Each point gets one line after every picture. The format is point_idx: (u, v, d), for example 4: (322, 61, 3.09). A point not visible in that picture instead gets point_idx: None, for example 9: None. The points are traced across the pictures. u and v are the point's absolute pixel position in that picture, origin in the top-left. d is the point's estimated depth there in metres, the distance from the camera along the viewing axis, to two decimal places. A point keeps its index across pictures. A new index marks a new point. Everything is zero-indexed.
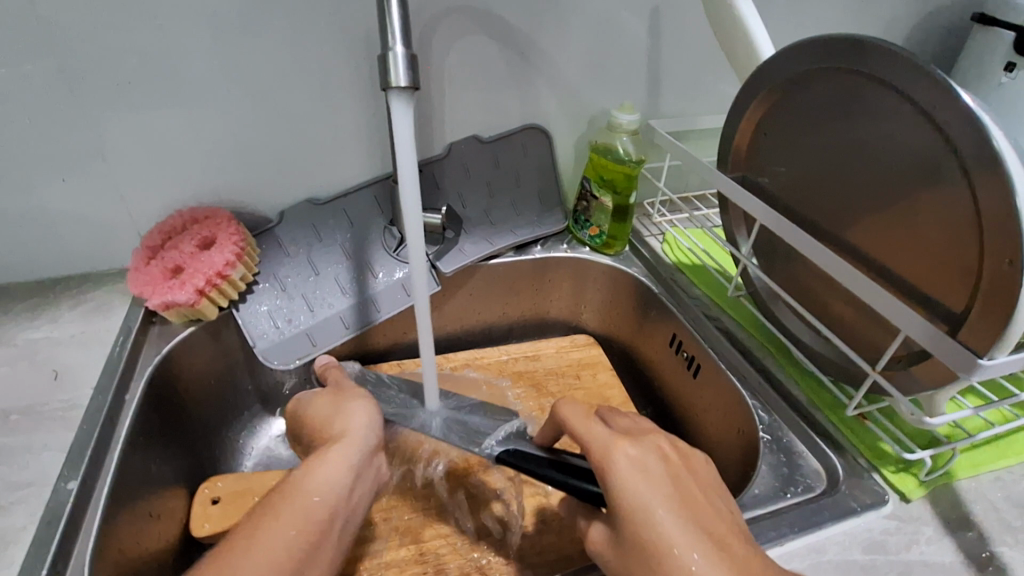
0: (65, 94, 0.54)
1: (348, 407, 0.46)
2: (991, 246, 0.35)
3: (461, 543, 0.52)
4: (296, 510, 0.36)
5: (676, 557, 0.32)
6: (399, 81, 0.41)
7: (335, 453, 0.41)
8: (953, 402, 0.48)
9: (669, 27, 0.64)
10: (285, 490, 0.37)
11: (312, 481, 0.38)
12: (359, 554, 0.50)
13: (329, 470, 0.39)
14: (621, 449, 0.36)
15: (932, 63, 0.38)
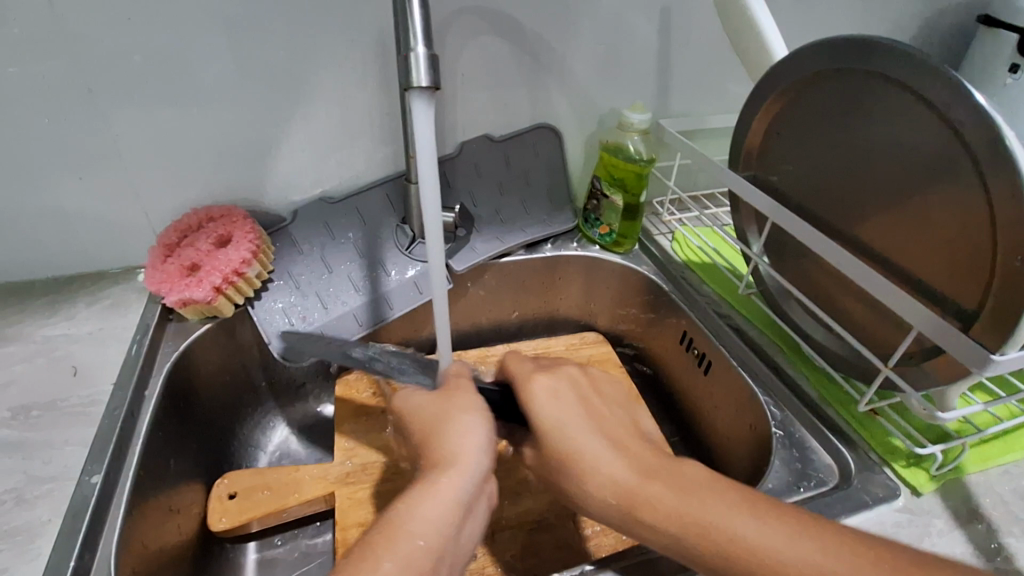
0: (82, 93, 0.54)
1: (454, 422, 0.42)
2: (1004, 244, 0.36)
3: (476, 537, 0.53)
4: (405, 561, 0.33)
5: (582, 458, 0.38)
6: (420, 81, 0.42)
7: (444, 484, 0.38)
8: (962, 397, 0.49)
9: (679, 27, 0.65)
10: (391, 524, 0.35)
11: (420, 518, 0.35)
12: None
13: (439, 506, 0.36)
14: (539, 380, 0.43)
15: (946, 64, 0.38)
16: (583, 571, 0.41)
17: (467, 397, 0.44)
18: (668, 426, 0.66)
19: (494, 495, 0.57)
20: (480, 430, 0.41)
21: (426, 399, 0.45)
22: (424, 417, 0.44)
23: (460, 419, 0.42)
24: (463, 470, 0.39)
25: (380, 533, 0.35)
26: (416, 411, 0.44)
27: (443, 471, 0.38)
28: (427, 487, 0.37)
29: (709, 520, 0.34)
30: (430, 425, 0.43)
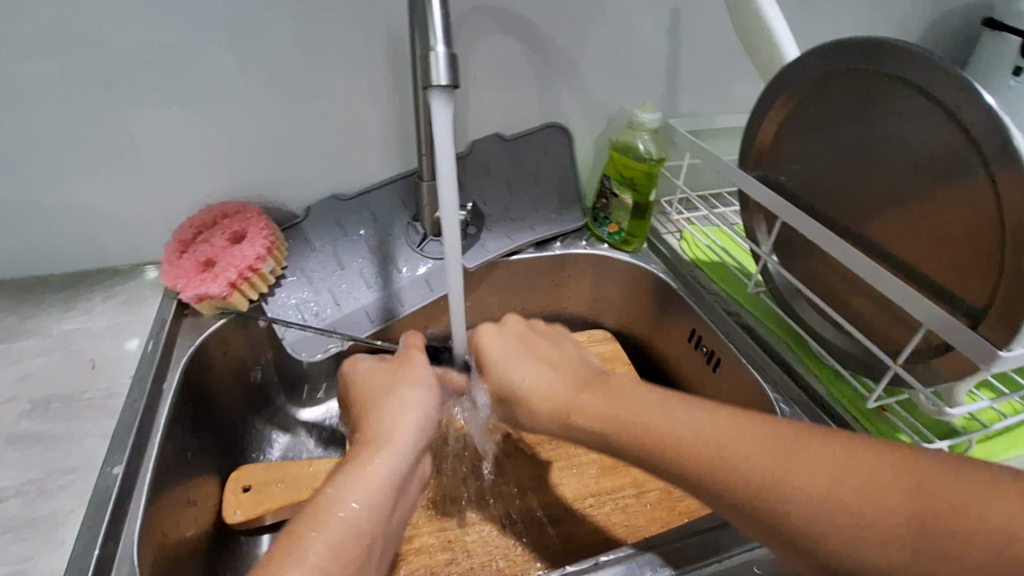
0: (102, 91, 0.55)
1: (388, 402, 0.47)
2: (1012, 243, 0.37)
3: (489, 531, 0.54)
4: (332, 538, 0.37)
5: (523, 384, 0.47)
6: (440, 80, 0.43)
7: (371, 462, 0.42)
8: (968, 394, 0.50)
9: (688, 28, 0.65)
10: (318, 504, 0.39)
11: (347, 496, 0.40)
12: None
13: (367, 483, 0.41)
14: (484, 331, 0.51)
15: (957, 65, 0.39)
16: (600, 562, 0.41)
17: (402, 375, 0.49)
18: None
19: (505, 489, 0.57)
20: (413, 407, 0.46)
21: (368, 380, 0.51)
22: (365, 397, 0.49)
23: (393, 400, 0.47)
24: (391, 448, 0.43)
25: (306, 514, 0.39)
26: (359, 391, 0.50)
27: (372, 450, 0.43)
28: (354, 467, 0.42)
29: (632, 415, 0.42)
30: (368, 404, 0.48)
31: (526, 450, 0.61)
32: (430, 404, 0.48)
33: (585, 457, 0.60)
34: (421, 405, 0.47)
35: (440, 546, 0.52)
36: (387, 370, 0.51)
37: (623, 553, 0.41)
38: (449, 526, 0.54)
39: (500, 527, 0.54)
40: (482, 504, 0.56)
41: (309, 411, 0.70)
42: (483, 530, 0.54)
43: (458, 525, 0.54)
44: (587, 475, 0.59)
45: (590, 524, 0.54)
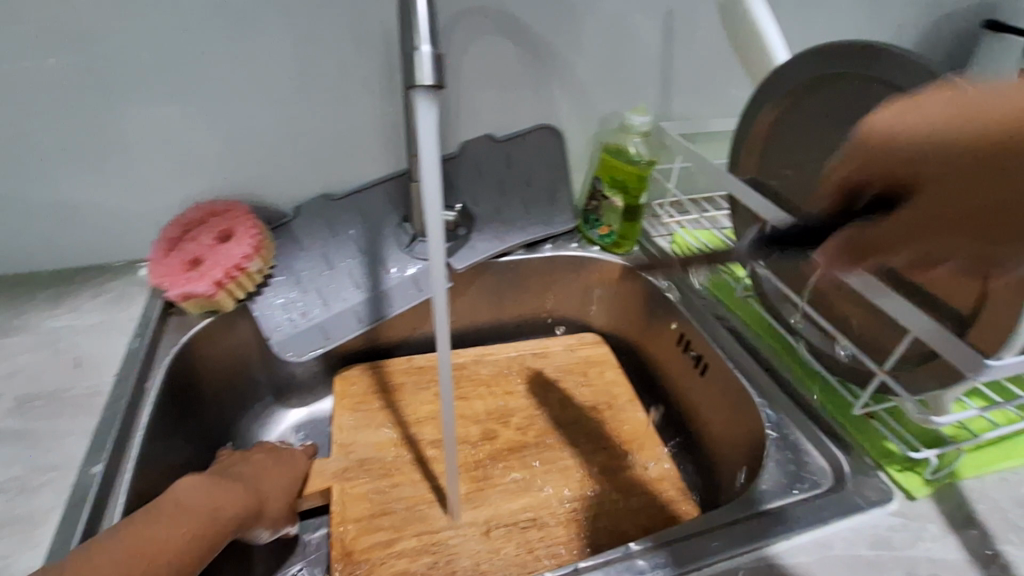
0: (92, 89, 0.55)
1: (269, 486, 0.52)
2: None
3: (470, 534, 0.53)
4: (167, 553, 0.40)
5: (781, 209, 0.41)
6: (425, 80, 0.42)
7: (230, 511, 0.47)
8: (959, 403, 0.49)
9: (681, 31, 0.65)
10: (178, 515, 0.43)
11: (201, 527, 0.43)
12: (371, 543, 0.52)
13: (216, 532, 0.45)
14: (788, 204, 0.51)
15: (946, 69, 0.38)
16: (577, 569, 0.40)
17: (291, 475, 0.55)
18: (665, 428, 0.66)
19: (488, 493, 0.57)
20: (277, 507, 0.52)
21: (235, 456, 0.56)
22: (247, 465, 0.54)
23: (268, 484, 0.53)
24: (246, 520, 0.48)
25: (165, 516, 0.42)
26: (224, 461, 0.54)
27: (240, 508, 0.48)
28: (220, 505, 0.46)
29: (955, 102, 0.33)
30: (249, 472, 0.53)
31: (511, 454, 0.61)
32: (286, 513, 0.53)
33: (571, 462, 0.60)
34: (281, 511, 0.53)
35: (420, 550, 0.52)
36: (283, 458, 0.56)
37: (598, 561, 0.40)
38: (430, 530, 0.53)
39: (482, 531, 0.53)
40: (465, 506, 0.55)
41: (296, 411, 0.70)
42: (464, 533, 0.53)
43: (440, 528, 0.54)
44: (571, 479, 0.58)
45: (573, 529, 0.54)
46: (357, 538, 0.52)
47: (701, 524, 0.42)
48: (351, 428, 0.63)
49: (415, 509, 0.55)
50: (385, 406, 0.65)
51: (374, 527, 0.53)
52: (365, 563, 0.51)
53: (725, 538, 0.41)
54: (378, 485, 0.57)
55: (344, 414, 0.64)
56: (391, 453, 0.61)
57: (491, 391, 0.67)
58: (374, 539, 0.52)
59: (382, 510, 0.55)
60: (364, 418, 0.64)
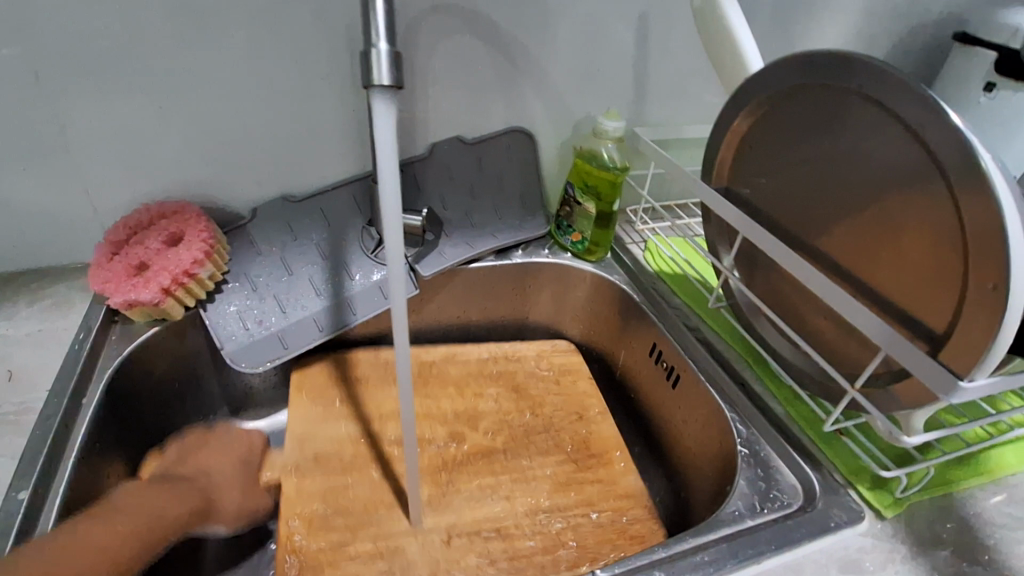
0: (25, 79, 0.51)
1: (216, 480, 0.54)
2: (975, 268, 0.35)
3: (428, 541, 0.51)
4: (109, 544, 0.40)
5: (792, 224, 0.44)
6: (382, 80, 0.41)
7: (173, 503, 0.48)
8: (929, 420, 0.48)
9: (655, 35, 0.64)
10: (116, 513, 0.43)
11: (143, 518, 0.44)
12: (322, 551, 0.49)
13: (165, 521, 0.46)
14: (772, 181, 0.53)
15: (918, 81, 0.38)
16: None
17: (235, 462, 0.57)
18: (636, 440, 0.65)
19: (451, 499, 0.54)
20: (229, 498, 0.54)
21: (176, 455, 0.56)
22: (189, 463, 0.55)
23: (210, 480, 0.54)
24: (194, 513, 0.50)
25: (100, 516, 0.42)
26: (167, 463, 0.55)
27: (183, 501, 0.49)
28: (161, 502, 0.47)
29: None
30: (192, 470, 0.54)
31: (478, 459, 0.59)
32: (243, 500, 0.55)
33: (539, 472, 0.58)
34: (234, 500, 0.54)
35: (376, 554, 0.49)
36: (225, 448, 0.58)
37: None
38: (387, 536, 0.51)
39: (443, 539, 0.51)
40: (426, 511, 0.53)
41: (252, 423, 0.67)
42: (424, 540, 0.51)
43: (398, 534, 0.51)
44: (539, 488, 0.56)
45: (540, 538, 0.52)
46: (308, 538, 0.50)
47: (669, 547, 0.41)
48: (307, 424, 0.60)
49: (372, 510, 0.53)
50: (347, 402, 0.63)
51: (325, 526, 0.51)
52: (314, 565, 0.48)
53: (694, 561, 0.39)
54: (333, 482, 0.55)
55: (302, 407, 0.61)
56: (350, 451, 0.58)
57: (459, 391, 0.65)
58: (326, 539, 0.50)
59: (337, 509, 0.52)
60: (323, 412, 0.61)
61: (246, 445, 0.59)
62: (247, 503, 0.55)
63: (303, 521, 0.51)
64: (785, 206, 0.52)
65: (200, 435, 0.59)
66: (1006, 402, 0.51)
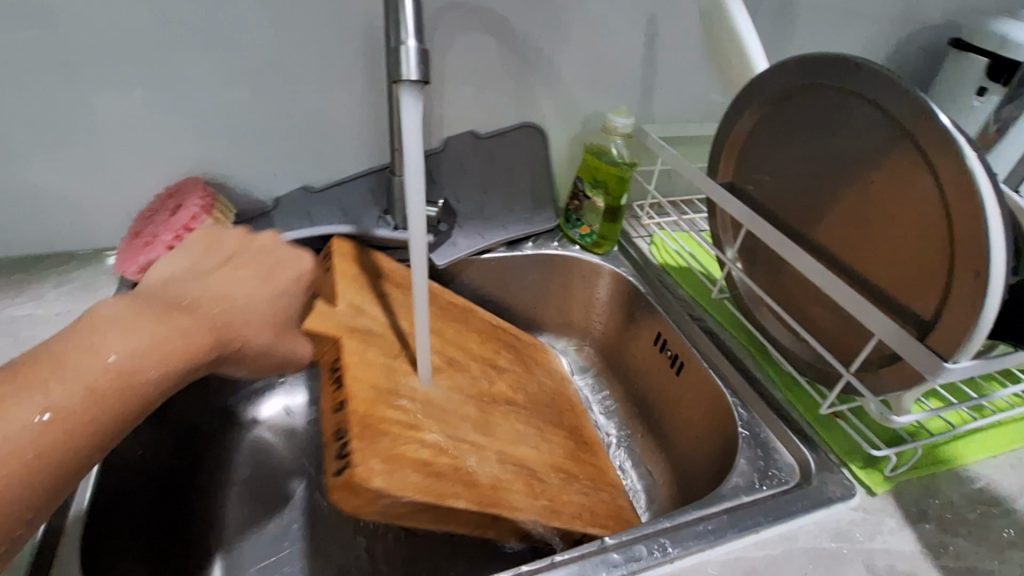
0: (62, 70, 0.53)
1: (234, 316, 0.42)
2: (960, 258, 0.38)
3: (488, 460, 0.46)
4: (79, 401, 0.31)
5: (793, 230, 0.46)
6: (410, 76, 0.43)
7: (158, 337, 0.36)
8: (918, 404, 0.51)
9: (664, 35, 0.66)
10: (78, 361, 0.32)
11: (128, 361, 0.33)
12: (403, 436, 0.41)
13: (147, 363, 0.34)
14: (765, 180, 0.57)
15: (911, 83, 0.40)
16: (554, 561, 0.40)
17: (261, 290, 0.46)
18: (639, 423, 0.67)
19: (493, 426, 0.50)
20: (253, 335, 0.43)
21: (199, 260, 0.46)
22: (214, 283, 0.44)
23: (238, 310, 0.43)
24: (207, 347, 0.39)
25: (30, 367, 0.31)
26: (180, 272, 0.44)
27: (183, 333, 0.37)
28: (130, 338, 0.34)
29: None
30: (220, 296, 0.43)
31: (507, 404, 0.54)
32: (269, 342, 0.44)
33: (550, 435, 0.55)
34: (256, 337, 0.43)
35: (439, 449, 0.43)
36: (260, 267, 0.48)
37: (574, 554, 0.40)
38: (452, 442, 0.45)
39: (496, 457, 0.47)
40: (473, 428, 0.48)
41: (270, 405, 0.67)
42: (481, 454, 0.46)
43: (461, 441, 0.46)
44: (560, 450, 0.54)
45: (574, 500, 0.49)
46: (374, 409, 0.42)
47: (673, 518, 0.43)
48: (353, 301, 0.51)
49: (431, 405, 0.47)
50: (383, 298, 0.55)
51: (389, 404, 0.43)
52: (387, 437, 0.40)
53: (695, 530, 0.42)
54: (390, 364, 0.48)
55: (350, 288, 0.52)
56: (400, 342, 0.51)
57: (479, 333, 0.61)
58: (393, 415, 0.43)
59: (394, 390, 0.45)
60: (366, 297, 0.53)
61: (284, 273, 0.49)
62: (270, 344, 0.44)
63: (368, 390, 0.43)
64: (781, 201, 0.55)
65: (238, 235, 0.50)
66: (989, 388, 0.54)
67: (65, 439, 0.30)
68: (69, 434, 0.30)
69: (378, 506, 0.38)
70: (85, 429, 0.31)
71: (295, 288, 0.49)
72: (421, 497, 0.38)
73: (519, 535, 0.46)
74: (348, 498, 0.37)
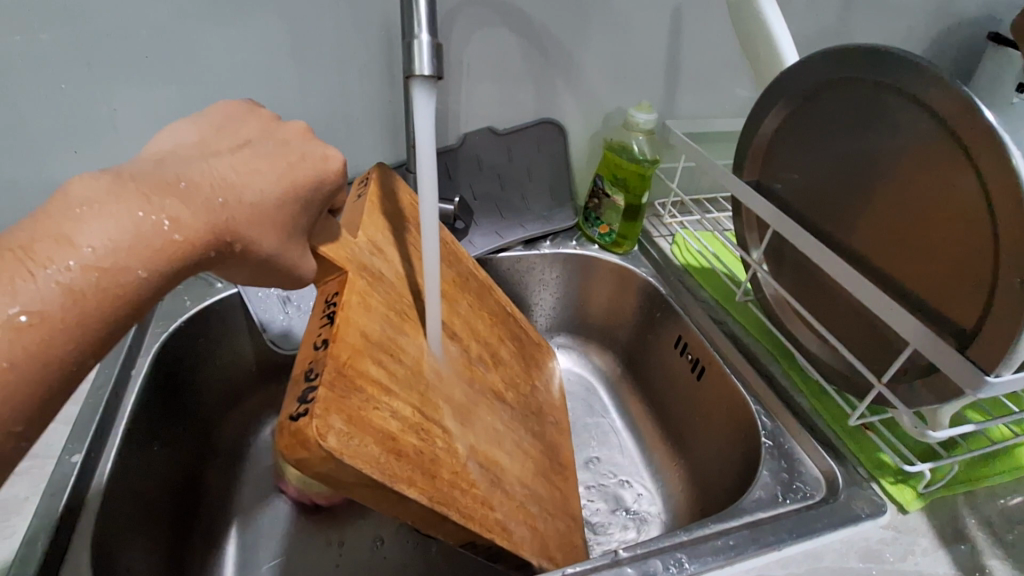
0: (81, 67, 0.53)
1: (237, 214, 0.31)
2: (1006, 263, 0.35)
3: (459, 452, 0.40)
4: (52, 302, 0.24)
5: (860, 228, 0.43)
6: (422, 70, 0.42)
7: (145, 229, 0.26)
8: (955, 416, 0.48)
9: (690, 28, 0.64)
10: (47, 256, 0.24)
11: (109, 258, 0.25)
12: (375, 397, 0.35)
13: (128, 262, 0.26)
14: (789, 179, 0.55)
15: (953, 76, 0.37)
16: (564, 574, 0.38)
17: (274, 184, 0.33)
18: (656, 427, 0.66)
19: (474, 417, 0.44)
20: (260, 239, 0.32)
21: (209, 139, 0.35)
22: (217, 164, 0.31)
23: (246, 202, 0.31)
24: (202, 249, 0.29)
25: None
26: (186, 147, 0.34)
27: (174, 225, 0.27)
28: (109, 228, 0.26)
29: None
30: (223, 182, 0.31)
31: (493, 398, 0.49)
32: (279, 250, 0.33)
33: (527, 444, 0.50)
34: (271, 239, 0.33)
35: (408, 425, 0.37)
36: (271, 156, 0.34)
37: (586, 565, 0.39)
38: (425, 419, 0.38)
39: (467, 451, 0.41)
40: (453, 414, 0.42)
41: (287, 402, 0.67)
42: (453, 442, 0.40)
43: (435, 422, 0.39)
44: (531, 462, 0.49)
45: (525, 516, 0.44)
46: (357, 361, 0.36)
47: (691, 532, 0.42)
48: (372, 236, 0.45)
49: (418, 377, 0.40)
50: (405, 246, 0.48)
51: (375, 359, 0.37)
52: (359, 396, 0.34)
53: (713, 545, 0.40)
54: (390, 317, 0.41)
55: (374, 223, 0.46)
56: (407, 301, 0.44)
57: (489, 315, 0.56)
58: (374, 373, 0.36)
59: (387, 345, 0.39)
60: (391, 239, 0.47)
61: (299, 171, 0.35)
62: (283, 252, 0.34)
63: (359, 336, 0.37)
64: (812, 200, 0.52)
65: (258, 120, 0.38)
66: None
67: (28, 353, 0.23)
68: (36, 345, 0.23)
69: (326, 468, 0.31)
70: (59, 341, 0.24)
71: (314, 192, 0.35)
72: (372, 474, 0.32)
73: (461, 543, 0.39)
74: (292, 449, 0.30)
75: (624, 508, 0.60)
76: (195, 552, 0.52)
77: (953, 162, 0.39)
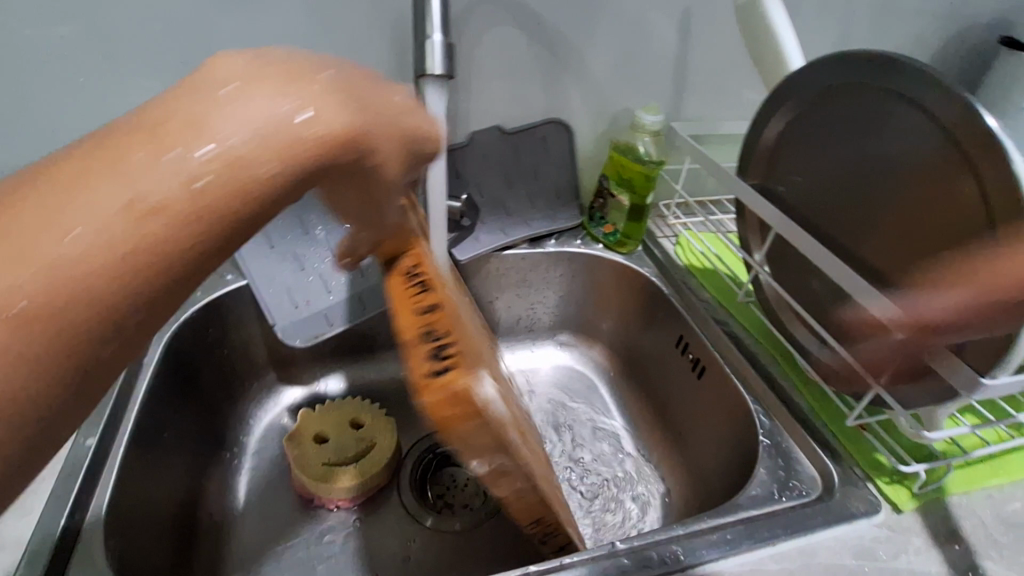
0: (99, 60, 0.54)
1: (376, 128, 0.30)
2: (1004, 268, 0.36)
3: (518, 432, 0.41)
4: (175, 193, 0.22)
5: None
6: (434, 70, 0.44)
7: (284, 116, 0.25)
8: (952, 419, 0.49)
9: (698, 32, 0.65)
10: (182, 133, 0.23)
11: (247, 146, 0.23)
12: (476, 365, 0.36)
13: (262, 156, 0.24)
14: (792, 183, 0.55)
15: (953, 80, 0.39)
16: (562, 563, 0.40)
17: (402, 111, 0.33)
18: (657, 424, 0.66)
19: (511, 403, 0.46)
20: (384, 154, 0.31)
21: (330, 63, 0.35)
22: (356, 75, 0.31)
23: (379, 117, 0.31)
24: (338, 152, 0.27)
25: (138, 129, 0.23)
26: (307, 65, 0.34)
27: (315, 118, 0.26)
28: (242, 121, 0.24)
29: None
30: (361, 93, 0.30)
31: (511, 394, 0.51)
32: (394, 177, 0.33)
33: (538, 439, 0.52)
34: (392, 163, 0.32)
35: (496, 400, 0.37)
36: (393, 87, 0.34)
37: (584, 556, 0.40)
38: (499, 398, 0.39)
39: (522, 432, 0.42)
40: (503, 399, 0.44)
41: (293, 390, 0.67)
42: (516, 421, 0.41)
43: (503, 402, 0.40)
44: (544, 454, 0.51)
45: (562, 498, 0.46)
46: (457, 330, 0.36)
47: (687, 525, 0.43)
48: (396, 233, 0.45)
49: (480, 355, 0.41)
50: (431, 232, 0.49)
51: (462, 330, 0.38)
52: (471, 360, 0.34)
53: (709, 539, 0.41)
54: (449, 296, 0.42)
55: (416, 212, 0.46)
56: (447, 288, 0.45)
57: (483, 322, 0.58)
58: (467, 343, 0.37)
59: (459, 321, 0.40)
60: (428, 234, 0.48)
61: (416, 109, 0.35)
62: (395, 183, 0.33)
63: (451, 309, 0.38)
64: (813, 203, 0.53)
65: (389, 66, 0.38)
66: None
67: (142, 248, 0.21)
68: (160, 229, 0.22)
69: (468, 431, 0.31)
70: (177, 233, 0.22)
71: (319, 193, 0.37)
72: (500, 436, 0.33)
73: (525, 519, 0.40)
74: (444, 414, 0.30)
75: (622, 503, 0.61)
76: (203, 539, 0.53)
77: (952, 169, 0.40)
